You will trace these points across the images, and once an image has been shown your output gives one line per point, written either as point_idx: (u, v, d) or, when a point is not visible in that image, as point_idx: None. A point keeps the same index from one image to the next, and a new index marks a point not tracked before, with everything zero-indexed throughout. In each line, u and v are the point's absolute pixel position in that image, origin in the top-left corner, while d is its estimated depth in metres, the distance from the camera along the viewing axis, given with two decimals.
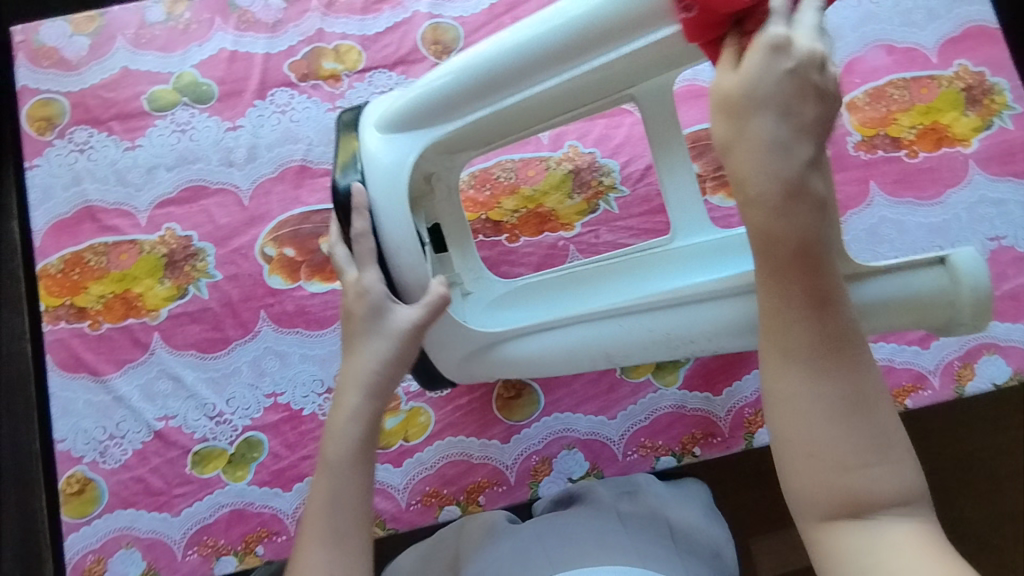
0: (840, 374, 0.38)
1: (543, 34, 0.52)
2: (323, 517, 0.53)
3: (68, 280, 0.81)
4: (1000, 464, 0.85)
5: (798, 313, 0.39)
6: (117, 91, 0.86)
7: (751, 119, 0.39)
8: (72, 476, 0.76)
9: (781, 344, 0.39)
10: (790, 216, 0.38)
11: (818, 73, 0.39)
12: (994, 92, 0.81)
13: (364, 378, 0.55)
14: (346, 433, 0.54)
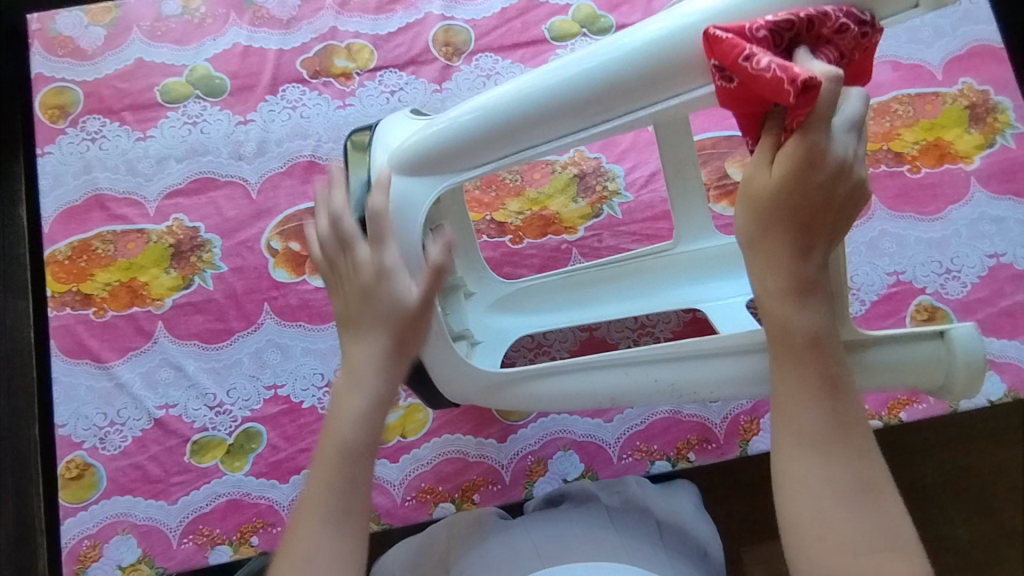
0: (847, 455, 0.42)
1: (571, 81, 0.49)
2: (327, 506, 0.48)
3: (75, 267, 0.82)
4: (992, 481, 0.85)
5: (809, 397, 0.43)
6: (130, 82, 0.87)
7: (772, 225, 0.44)
8: (71, 461, 0.77)
9: (795, 428, 0.43)
10: (801, 313, 0.44)
11: (842, 181, 0.43)
12: (997, 111, 0.82)
13: (372, 358, 0.50)
14: (351, 410, 0.50)
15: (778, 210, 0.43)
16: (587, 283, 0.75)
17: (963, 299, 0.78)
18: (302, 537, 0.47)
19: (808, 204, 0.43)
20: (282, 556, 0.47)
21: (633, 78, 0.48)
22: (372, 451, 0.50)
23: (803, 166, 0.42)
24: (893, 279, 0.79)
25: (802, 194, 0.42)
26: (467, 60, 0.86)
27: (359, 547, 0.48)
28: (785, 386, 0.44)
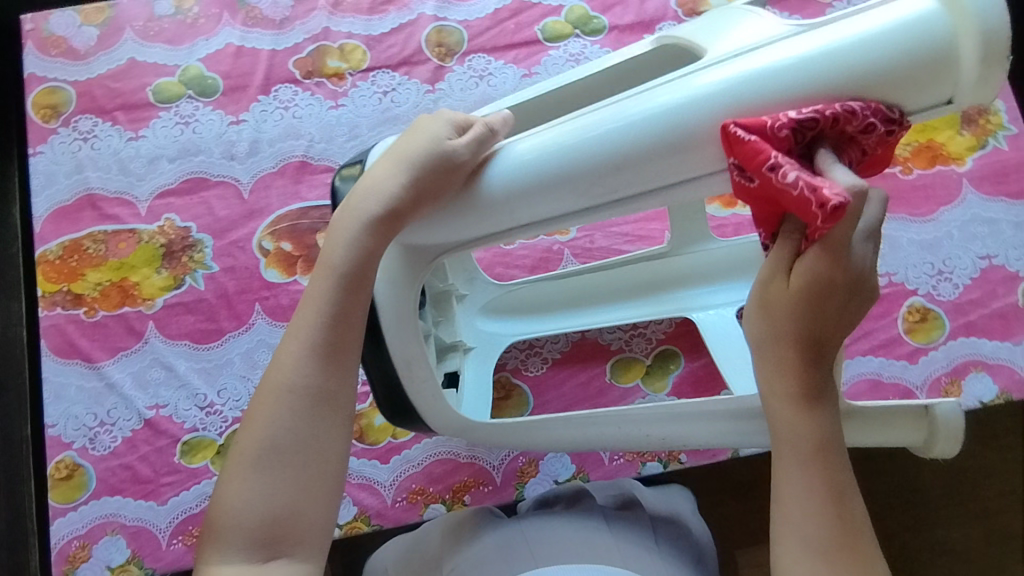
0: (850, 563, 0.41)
1: (597, 143, 0.45)
2: (308, 324, 0.50)
3: (66, 267, 0.81)
4: (986, 483, 0.85)
5: (813, 501, 0.42)
6: (123, 81, 0.87)
7: (785, 327, 0.42)
8: (61, 461, 0.77)
9: (799, 533, 0.42)
10: (808, 421, 0.43)
11: (860, 288, 0.40)
12: (990, 113, 0.82)
13: (383, 192, 0.50)
14: (342, 242, 0.51)
15: (787, 318, 0.41)
16: (578, 291, 0.76)
17: (955, 300, 0.78)
18: (284, 369, 0.49)
19: (821, 322, 0.41)
20: (264, 385, 0.50)
21: (647, 154, 0.44)
22: (360, 289, 0.50)
23: (822, 283, 0.39)
24: (885, 280, 0.79)
25: (818, 306, 0.40)
26: (460, 61, 0.86)
27: (337, 388, 0.49)
28: (788, 486, 0.43)
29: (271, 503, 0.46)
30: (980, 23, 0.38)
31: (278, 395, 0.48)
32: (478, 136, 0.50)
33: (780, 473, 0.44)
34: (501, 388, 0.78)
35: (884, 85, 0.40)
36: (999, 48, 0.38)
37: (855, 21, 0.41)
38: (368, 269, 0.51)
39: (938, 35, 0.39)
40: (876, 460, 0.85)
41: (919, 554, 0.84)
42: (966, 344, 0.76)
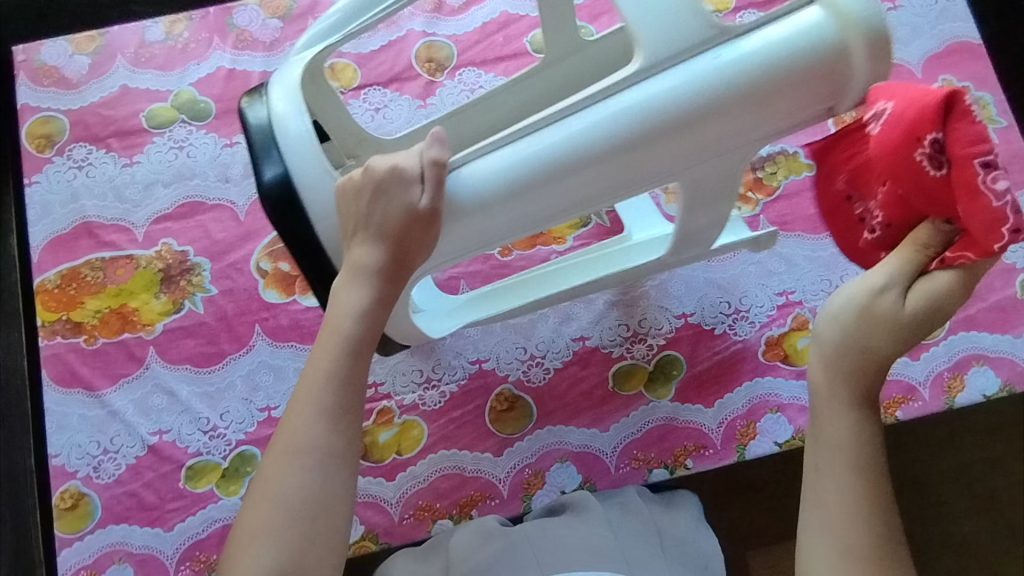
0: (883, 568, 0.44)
1: (566, 143, 0.52)
2: (318, 390, 0.51)
3: (65, 295, 0.81)
4: (995, 475, 0.85)
5: (857, 503, 0.45)
6: (116, 109, 0.87)
7: (869, 335, 0.47)
8: (66, 491, 0.76)
9: (842, 533, 0.45)
10: (861, 425, 0.47)
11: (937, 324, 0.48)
12: (978, 107, 0.82)
13: (370, 264, 0.54)
14: (348, 308, 0.54)
15: (883, 330, 0.46)
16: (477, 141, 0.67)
17: None
18: (294, 428, 0.51)
19: (901, 338, 0.46)
20: (274, 445, 0.51)
21: (619, 151, 0.52)
22: (365, 351, 0.53)
23: (931, 312, 0.46)
24: None
25: (914, 324, 0.47)
26: (450, 75, 0.87)
27: (347, 451, 0.51)
28: (837, 485, 0.46)
29: (280, 560, 0.48)
30: (860, 31, 0.50)
31: (290, 455, 0.50)
32: (440, 183, 0.54)
33: (833, 474, 0.46)
34: (505, 400, 0.78)
35: (788, 80, 0.51)
36: (883, 43, 0.51)
37: (769, 29, 0.51)
38: (375, 330, 0.54)
39: (835, 41, 0.51)
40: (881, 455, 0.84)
41: (929, 548, 0.84)
42: (967, 339, 0.76)
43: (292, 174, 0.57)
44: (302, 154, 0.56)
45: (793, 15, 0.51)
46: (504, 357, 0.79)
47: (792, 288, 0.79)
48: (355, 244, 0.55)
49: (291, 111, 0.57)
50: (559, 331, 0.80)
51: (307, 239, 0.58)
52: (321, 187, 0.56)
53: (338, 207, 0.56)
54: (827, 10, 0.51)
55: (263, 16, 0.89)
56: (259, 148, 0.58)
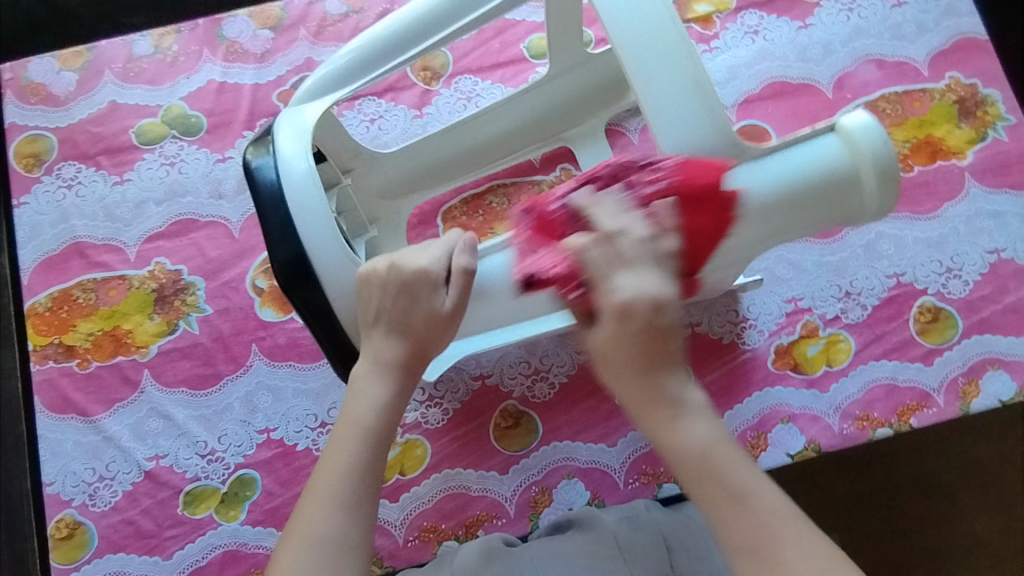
0: (772, 547, 0.46)
1: None
2: (338, 482, 0.51)
3: (56, 318, 0.80)
4: (1009, 473, 0.82)
5: (734, 512, 0.47)
6: (104, 125, 0.85)
7: (619, 373, 0.48)
8: (61, 520, 0.75)
9: (728, 537, 0.47)
10: (686, 435, 0.48)
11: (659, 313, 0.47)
12: (987, 104, 0.80)
13: (391, 359, 0.55)
14: (368, 400, 0.54)
15: (620, 366, 0.48)
16: (476, 146, 0.78)
17: (966, 298, 0.76)
18: (311, 518, 0.50)
19: (642, 347, 0.47)
20: (291, 535, 0.50)
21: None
22: (384, 441, 0.53)
23: (640, 330, 0.47)
24: (893, 282, 0.77)
25: (633, 333, 0.47)
26: (446, 84, 0.85)
27: (364, 540, 0.50)
28: (715, 507, 0.47)
29: None
30: (872, 160, 0.52)
31: (306, 546, 0.49)
32: (465, 289, 0.54)
33: (706, 498, 0.47)
34: (509, 417, 0.76)
35: (797, 200, 0.53)
36: (892, 171, 0.52)
37: (790, 151, 0.53)
38: (394, 420, 0.55)
39: (847, 169, 0.53)
40: (887, 454, 0.83)
41: (941, 549, 0.82)
42: (981, 342, 0.75)
43: (307, 248, 0.55)
44: (319, 234, 0.55)
45: (809, 141, 0.54)
46: (507, 372, 0.77)
47: (800, 294, 0.77)
48: (373, 337, 0.55)
49: (306, 182, 0.55)
50: (563, 344, 0.77)
51: (322, 316, 0.57)
52: (339, 269, 0.55)
53: (360, 293, 0.55)
54: (841, 139, 0.53)
55: (254, 26, 0.87)
56: (271, 219, 0.55)
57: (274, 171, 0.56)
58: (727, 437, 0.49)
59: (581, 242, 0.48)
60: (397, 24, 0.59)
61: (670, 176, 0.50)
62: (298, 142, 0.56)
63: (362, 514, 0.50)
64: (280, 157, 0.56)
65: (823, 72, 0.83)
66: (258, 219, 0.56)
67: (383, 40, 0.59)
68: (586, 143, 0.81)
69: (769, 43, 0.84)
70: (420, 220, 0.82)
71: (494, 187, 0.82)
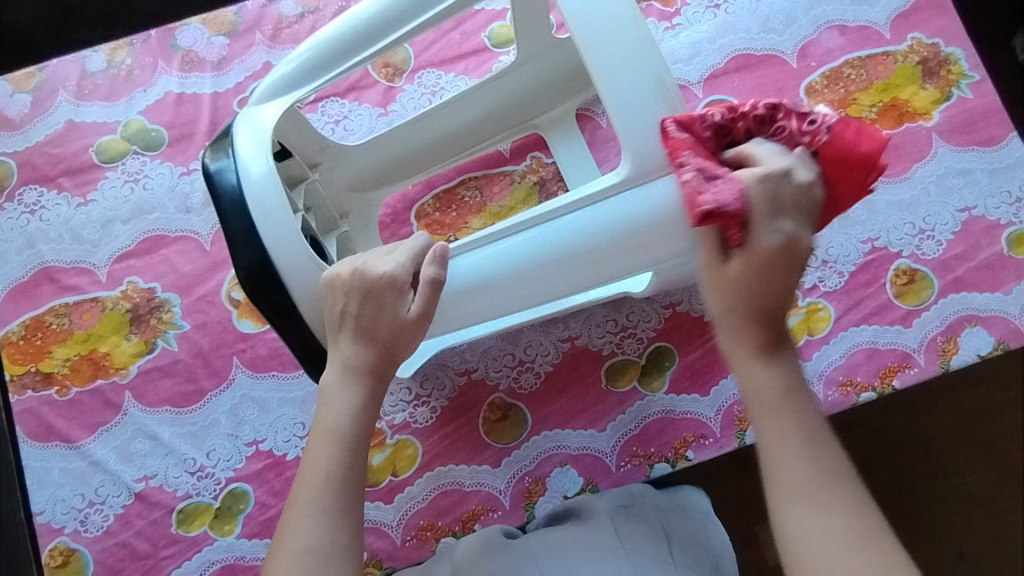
0: (841, 506, 0.45)
1: (545, 246, 0.55)
2: (317, 493, 0.51)
3: (31, 346, 0.78)
4: (995, 424, 0.84)
5: (797, 454, 0.47)
6: (63, 146, 0.83)
7: (730, 295, 0.50)
8: (55, 548, 0.74)
9: (787, 484, 0.46)
10: (771, 374, 0.49)
11: (795, 240, 0.48)
12: (950, 63, 0.80)
13: (361, 367, 0.54)
14: (342, 409, 0.53)
15: (744, 288, 0.49)
16: (444, 136, 0.76)
17: (940, 257, 0.76)
18: (295, 532, 0.49)
19: (774, 284, 0.48)
20: (276, 549, 0.50)
21: (598, 258, 0.55)
22: (362, 448, 0.53)
23: (784, 254, 0.48)
24: (868, 246, 0.77)
25: (772, 265, 0.48)
26: (409, 79, 0.83)
27: (351, 548, 0.50)
28: (779, 449, 0.47)
29: None
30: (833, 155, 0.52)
31: (290, 560, 0.48)
32: (430, 298, 0.53)
33: (771, 440, 0.48)
34: (497, 410, 0.76)
35: None
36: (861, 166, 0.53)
37: None
38: (369, 427, 0.54)
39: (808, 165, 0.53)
40: (875, 415, 0.84)
41: (933, 503, 0.84)
42: (957, 300, 0.75)
43: (272, 254, 0.54)
44: (283, 243, 0.54)
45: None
46: (492, 365, 0.77)
47: None
48: (343, 343, 0.54)
49: (266, 186, 0.54)
50: (546, 333, 0.77)
51: (292, 322, 0.57)
52: (305, 277, 0.55)
53: (327, 298, 0.54)
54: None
55: (208, 33, 0.85)
56: (234, 226, 0.54)
57: (235, 175, 0.55)
58: (814, 401, 0.49)
59: (755, 178, 0.47)
60: (355, 25, 0.58)
61: (824, 133, 0.51)
62: (255, 144, 0.55)
63: (347, 522, 0.50)
64: (239, 161, 0.55)
65: (787, 42, 0.82)
66: (221, 223, 0.55)
67: (340, 42, 0.58)
68: (557, 129, 0.80)
69: (732, 16, 0.83)
70: (393, 218, 0.82)
71: (466, 181, 0.82)
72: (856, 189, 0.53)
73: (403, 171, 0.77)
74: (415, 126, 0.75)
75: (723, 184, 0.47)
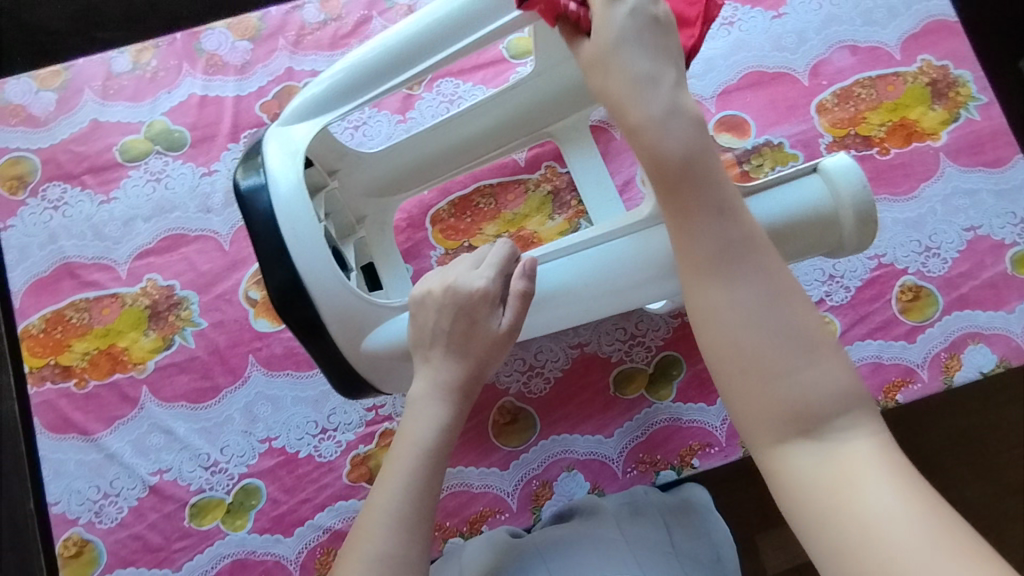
0: (747, 278, 0.42)
1: (570, 272, 0.57)
2: (395, 500, 0.50)
3: (51, 339, 0.80)
4: (995, 440, 0.85)
5: (701, 223, 0.44)
6: (87, 144, 0.85)
7: (613, 61, 0.46)
8: (69, 539, 0.75)
9: (693, 263, 0.44)
10: (673, 135, 0.44)
11: (652, 4, 0.47)
12: (959, 85, 0.82)
13: (448, 382, 0.55)
14: (426, 421, 0.54)
15: (615, 58, 0.46)
16: (462, 144, 0.78)
17: (945, 275, 0.78)
18: (370, 537, 0.49)
19: (637, 37, 0.46)
20: (349, 552, 0.49)
21: (620, 289, 0.57)
22: (443, 464, 0.53)
23: (645, 17, 0.47)
24: (875, 262, 0.79)
25: (632, 21, 0.46)
26: (428, 88, 0.85)
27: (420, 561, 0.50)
28: (680, 221, 0.44)
29: None
30: (852, 201, 0.55)
31: (362, 565, 0.48)
32: (520, 311, 0.55)
33: (675, 214, 0.45)
34: (507, 413, 0.78)
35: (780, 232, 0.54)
36: (870, 212, 0.55)
37: (779, 189, 0.55)
38: (450, 441, 0.55)
39: (828, 209, 0.55)
40: None
41: None
42: (961, 317, 0.77)
43: (302, 274, 0.56)
44: (311, 257, 0.56)
45: (795, 181, 0.56)
46: (503, 369, 0.79)
47: None
48: (433, 358, 0.55)
49: (295, 201, 0.56)
50: (556, 340, 0.79)
51: (319, 341, 0.58)
52: (335, 296, 0.56)
53: (417, 312, 0.56)
54: (823, 180, 0.56)
55: (232, 38, 0.87)
56: (262, 240, 0.56)
57: (266, 194, 0.56)
58: (723, 174, 0.45)
59: None
60: (384, 48, 0.60)
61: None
62: (282, 160, 0.57)
63: (421, 533, 0.50)
64: (270, 180, 0.56)
65: (798, 61, 0.84)
66: (252, 242, 0.57)
67: (369, 65, 0.60)
68: (571, 138, 0.81)
69: (745, 33, 0.85)
70: (409, 223, 0.83)
71: (481, 188, 0.84)
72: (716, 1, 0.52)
73: (422, 180, 0.79)
74: (434, 133, 0.76)
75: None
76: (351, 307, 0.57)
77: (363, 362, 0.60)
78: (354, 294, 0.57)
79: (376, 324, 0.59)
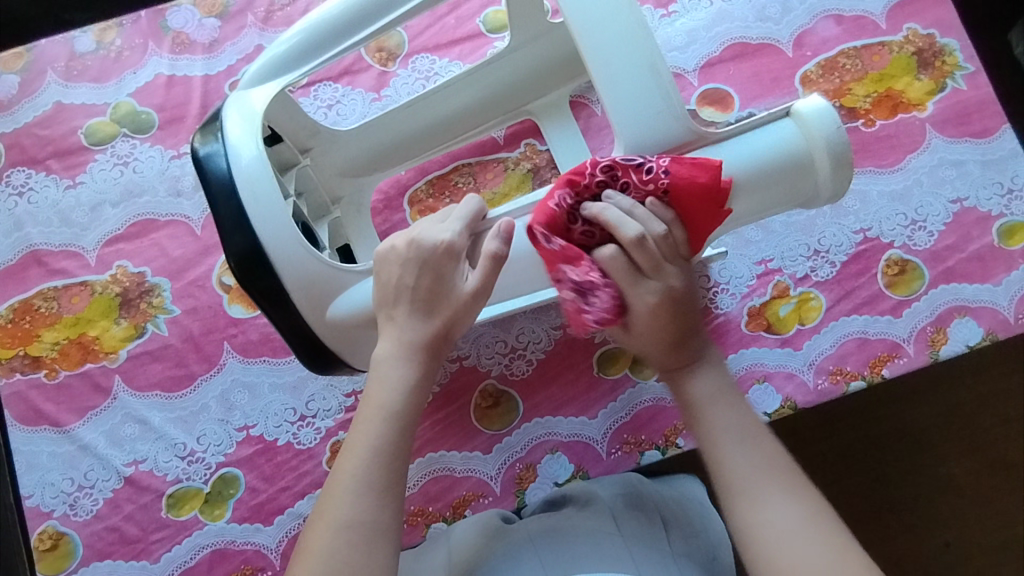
0: (780, 485, 0.49)
1: None
2: (362, 461, 0.49)
3: (19, 329, 0.78)
4: (984, 417, 0.84)
5: (732, 448, 0.51)
6: (52, 128, 0.82)
7: (634, 309, 0.53)
8: (44, 532, 0.74)
9: (729, 478, 0.50)
10: (699, 383, 0.55)
11: (652, 270, 0.52)
12: (945, 54, 0.80)
13: (413, 340, 0.53)
14: (393, 381, 0.52)
15: (678, 314, 0.54)
16: (438, 123, 0.76)
17: (932, 248, 0.77)
18: (338, 503, 0.48)
19: (660, 320, 0.54)
20: (317, 518, 0.49)
21: None
22: (411, 424, 0.52)
23: (674, 296, 0.53)
24: (860, 237, 0.78)
25: (665, 311, 0.54)
26: (403, 64, 0.83)
27: (392, 523, 0.48)
28: (721, 441, 0.52)
29: None
30: (826, 143, 0.54)
31: (333, 530, 0.47)
32: (490, 272, 0.52)
33: (716, 433, 0.52)
34: (489, 397, 0.77)
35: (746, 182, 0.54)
36: (845, 154, 0.54)
37: (750, 136, 0.54)
38: (419, 402, 0.53)
39: (801, 153, 0.54)
40: (863, 404, 0.85)
41: (918, 492, 0.84)
42: (947, 291, 0.76)
43: (263, 241, 0.55)
44: (274, 226, 0.55)
45: (766, 125, 0.55)
46: (484, 352, 0.77)
47: (771, 256, 0.78)
48: (398, 317, 0.53)
49: (257, 170, 0.55)
50: (538, 321, 0.77)
51: (284, 309, 0.57)
52: (296, 261, 0.56)
53: (380, 270, 0.54)
54: (797, 125, 0.55)
55: (199, 15, 0.84)
56: (224, 209, 0.55)
57: (224, 159, 0.56)
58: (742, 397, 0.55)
59: (609, 255, 0.51)
60: (349, 5, 0.58)
61: (663, 180, 0.51)
62: (240, 129, 0.56)
63: (393, 496, 0.49)
64: (228, 145, 0.56)
65: (782, 31, 0.82)
66: (212, 210, 0.56)
67: (330, 26, 0.58)
68: (550, 115, 0.78)
69: (728, 4, 0.83)
70: (386, 204, 0.81)
71: (459, 167, 0.81)
72: (711, 219, 0.53)
73: (393, 159, 0.77)
74: (408, 111, 0.74)
75: (600, 298, 0.52)
76: (314, 270, 0.56)
77: (329, 328, 0.58)
78: (319, 258, 0.56)
79: (343, 289, 0.57)
